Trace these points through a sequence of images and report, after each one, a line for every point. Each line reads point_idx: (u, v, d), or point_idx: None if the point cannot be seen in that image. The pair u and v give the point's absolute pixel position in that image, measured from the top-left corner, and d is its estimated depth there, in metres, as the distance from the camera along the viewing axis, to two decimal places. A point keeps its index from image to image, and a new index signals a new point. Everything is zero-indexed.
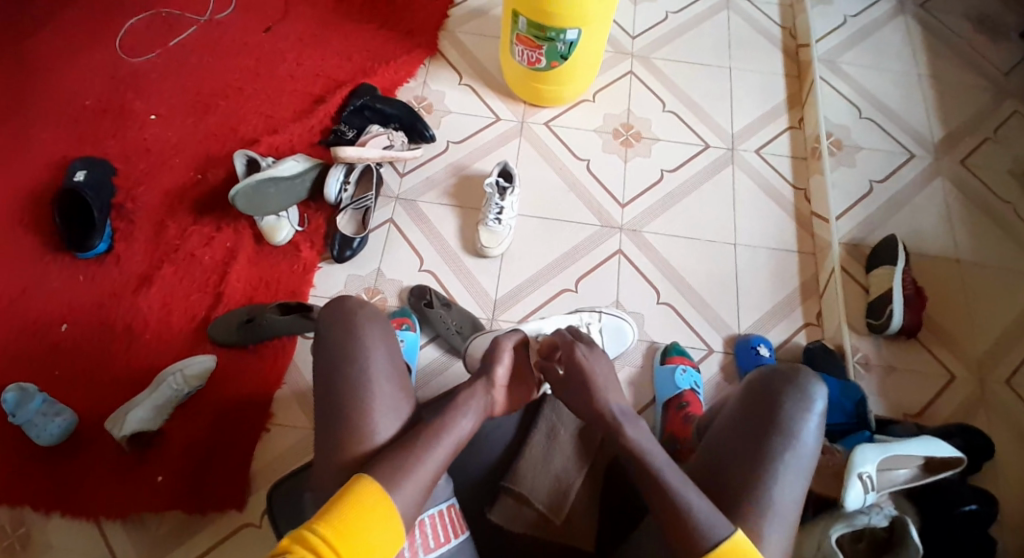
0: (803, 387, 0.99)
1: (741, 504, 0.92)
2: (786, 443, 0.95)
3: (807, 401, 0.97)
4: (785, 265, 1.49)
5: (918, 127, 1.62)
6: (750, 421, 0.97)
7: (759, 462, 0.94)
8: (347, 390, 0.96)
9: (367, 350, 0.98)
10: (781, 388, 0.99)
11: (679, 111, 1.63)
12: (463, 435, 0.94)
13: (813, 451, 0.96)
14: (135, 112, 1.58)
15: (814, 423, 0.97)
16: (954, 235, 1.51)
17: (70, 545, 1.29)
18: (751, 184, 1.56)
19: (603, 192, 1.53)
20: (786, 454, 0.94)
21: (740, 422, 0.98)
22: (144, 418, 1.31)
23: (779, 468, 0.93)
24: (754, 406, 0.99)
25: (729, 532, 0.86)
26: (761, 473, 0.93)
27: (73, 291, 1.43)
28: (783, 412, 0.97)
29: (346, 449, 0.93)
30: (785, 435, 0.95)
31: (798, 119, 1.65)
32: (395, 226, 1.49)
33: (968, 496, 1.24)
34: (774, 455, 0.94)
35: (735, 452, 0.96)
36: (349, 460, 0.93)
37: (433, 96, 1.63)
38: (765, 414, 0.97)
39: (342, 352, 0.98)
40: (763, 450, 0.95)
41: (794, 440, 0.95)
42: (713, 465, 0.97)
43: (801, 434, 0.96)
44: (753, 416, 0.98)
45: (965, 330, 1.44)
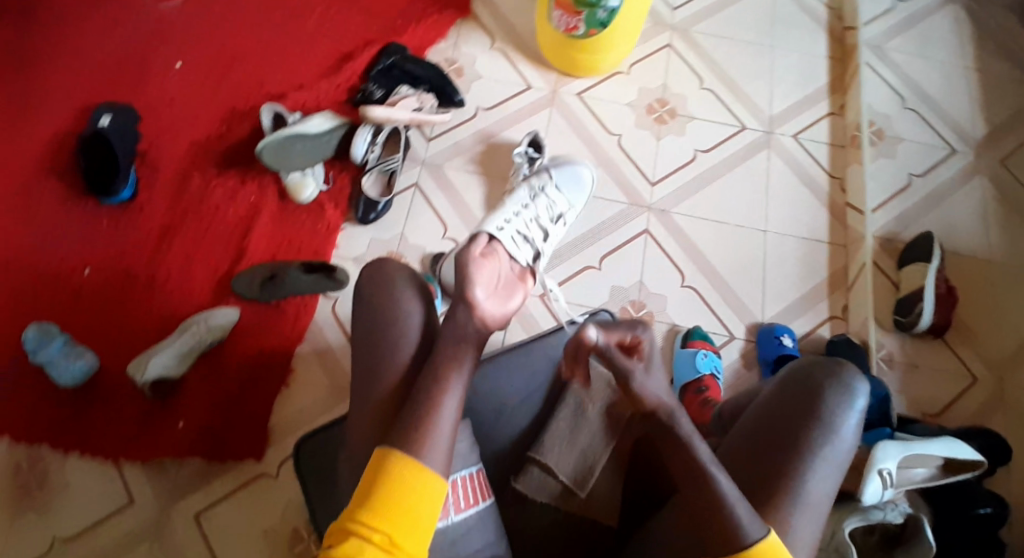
0: (847, 381, 0.97)
1: (774, 496, 0.91)
2: (826, 438, 0.93)
3: (850, 397, 0.96)
4: (814, 255, 1.47)
5: (961, 121, 1.57)
6: (789, 413, 0.96)
7: (796, 455, 0.93)
8: (377, 356, 0.98)
9: (401, 313, 1.00)
10: (823, 381, 0.97)
11: (717, 89, 1.59)
12: (466, 382, 0.92)
13: (851, 447, 0.94)
14: (162, 61, 1.56)
15: (854, 420, 0.95)
16: (989, 234, 1.47)
17: (88, 486, 1.30)
18: (786, 170, 1.52)
19: (634, 169, 1.50)
20: (824, 449, 0.93)
21: (779, 412, 0.97)
22: (166, 364, 1.30)
23: (817, 462, 0.92)
24: (794, 395, 0.97)
25: (761, 534, 0.83)
26: (798, 466, 0.92)
27: (96, 237, 1.43)
28: (823, 404, 0.95)
29: (372, 409, 0.95)
30: (825, 429, 0.94)
31: (839, 106, 1.60)
32: (421, 192, 1.47)
33: (983, 497, 1.24)
34: (811, 448, 0.93)
35: (771, 441, 0.95)
36: (372, 422, 0.94)
37: (464, 59, 1.59)
38: (805, 405, 0.96)
39: (383, 311, 1.00)
40: (802, 443, 0.93)
41: (833, 435, 0.94)
42: (749, 455, 0.95)
43: (841, 430, 0.94)
44: (792, 405, 0.96)
45: (993, 332, 1.41)
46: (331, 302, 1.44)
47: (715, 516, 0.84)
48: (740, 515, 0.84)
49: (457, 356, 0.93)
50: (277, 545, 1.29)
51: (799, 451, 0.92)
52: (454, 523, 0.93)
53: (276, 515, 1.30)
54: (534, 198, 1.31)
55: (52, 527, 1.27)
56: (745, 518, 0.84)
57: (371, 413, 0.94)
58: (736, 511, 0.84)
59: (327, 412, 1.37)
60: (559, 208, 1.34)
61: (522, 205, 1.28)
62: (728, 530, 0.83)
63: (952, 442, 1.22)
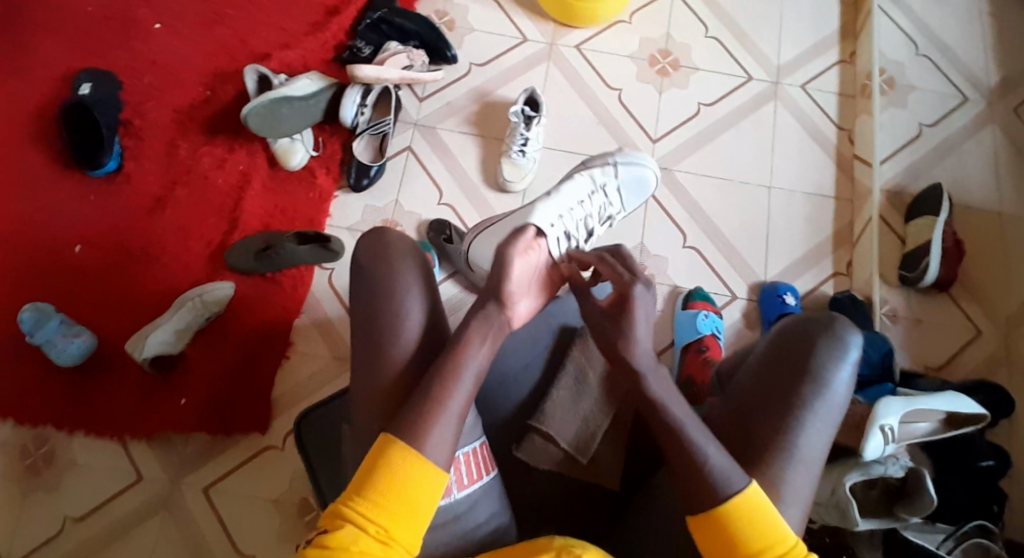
0: (839, 333, 0.94)
1: (767, 453, 0.88)
2: (817, 392, 0.91)
3: (841, 348, 0.93)
4: (820, 211, 1.43)
5: (976, 67, 1.50)
6: (779, 369, 0.93)
7: (787, 411, 0.90)
8: (376, 344, 0.94)
9: (399, 296, 0.96)
10: (813, 334, 0.94)
11: (722, 37, 1.51)
12: (479, 369, 0.91)
13: (843, 399, 0.92)
14: (140, 21, 1.49)
15: (846, 372, 0.92)
16: (1000, 185, 1.43)
17: (97, 464, 1.32)
18: (793, 122, 1.47)
19: (635, 125, 1.45)
20: (815, 403, 0.90)
21: (769, 370, 0.94)
22: (164, 341, 1.30)
23: (807, 417, 0.90)
24: (784, 350, 0.94)
25: (743, 486, 0.82)
26: (789, 423, 0.89)
27: (85, 212, 1.40)
28: (814, 356, 0.92)
29: (375, 397, 0.93)
30: (815, 384, 0.91)
31: (850, 52, 1.53)
32: (414, 154, 1.43)
33: (985, 451, 1.26)
34: (801, 402, 0.90)
35: (762, 399, 0.92)
36: (373, 408, 0.93)
37: (455, 11, 1.51)
38: (795, 359, 0.93)
39: (380, 293, 0.96)
40: (792, 399, 0.91)
41: (824, 389, 0.91)
42: (740, 414, 0.93)
43: (832, 383, 0.92)
44: (782, 360, 0.94)
45: (1000, 286, 1.39)
46: (328, 272, 1.42)
47: (702, 477, 0.82)
48: (721, 470, 0.82)
49: (465, 348, 0.91)
50: (285, 514, 1.31)
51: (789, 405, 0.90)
52: (458, 500, 0.93)
53: (283, 484, 1.33)
54: (592, 195, 1.21)
55: (63, 505, 1.30)
56: (727, 471, 0.82)
57: (373, 403, 0.93)
58: (720, 468, 0.82)
59: (332, 382, 1.38)
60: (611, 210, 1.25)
61: (578, 200, 1.18)
62: (712, 486, 0.82)
63: (954, 396, 1.22)
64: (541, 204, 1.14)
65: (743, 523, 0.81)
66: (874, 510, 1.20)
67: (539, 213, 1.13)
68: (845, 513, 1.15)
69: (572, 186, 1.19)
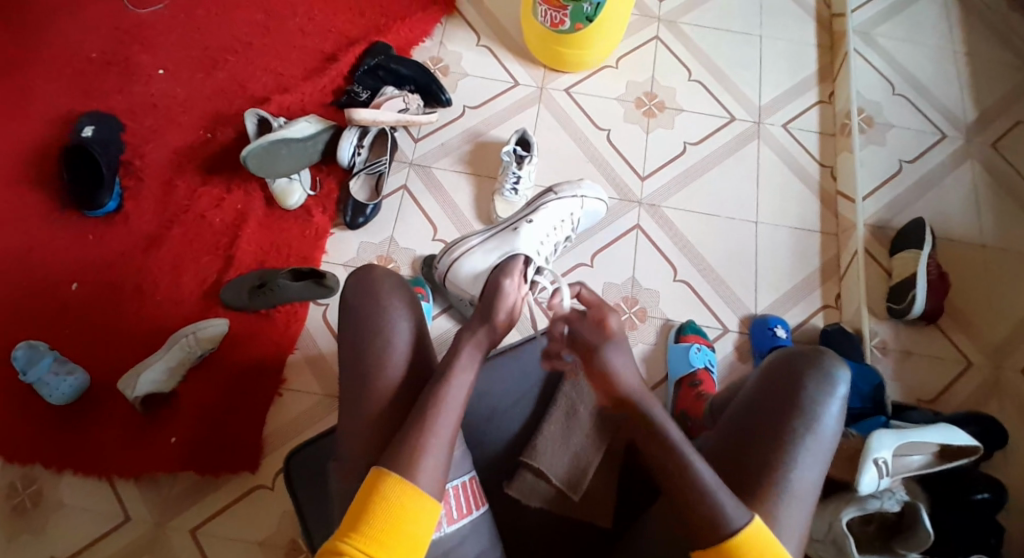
0: (827, 369, 0.95)
1: (758, 484, 0.89)
2: (806, 427, 0.91)
3: (830, 385, 0.94)
4: (807, 245, 1.46)
5: (951, 106, 1.56)
6: (769, 403, 0.94)
7: (776, 445, 0.91)
8: (369, 362, 0.95)
9: (385, 323, 0.97)
10: (803, 369, 0.95)
11: (705, 80, 1.58)
12: (463, 397, 0.91)
13: (834, 435, 0.92)
14: (143, 67, 1.54)
15: (836, 407, 0.93)
16: (980, 218, 1.47)
17: (83, 503, 1.30)
18: (776, 160, 1.52)
19: (624, 163, 1.49)
20: (804, 438, 0.91)
21: (759, 404, 0.95)
22: (155, 380, 1.30)
23: (797, 451, 0.90)
24: (774, 386, 0.95)
25: (744, 520, 0.83)
26: (778, 455, 0.90)
27: (82, 250, 1.41)
28: (804, 392, 0.93)
29: (366, 413, 0.93)
30: (804, 418, 0.92)
31: (829, 93, 1.59)
32: (409, 193, 1.46)
33: (981, 483, 1.25)
34: (792, 438, 0.91)
35: (753, 436, 0.92)
36: (366, 428, 0.93)
37: (449, 58, 1.57)
38: (785, 394, 0.94)
39: (371, 324, 0.97)
40: (782, 433, 0.91)
41: (814, 424, 0.91)
42: (732, 447, 0.94)
43: (821, 418, 0.92)
44: (772, 395, 0.94)
45: (986, 317, 1.41)
46: (323, 309, 1.44)
47: (710, 513, 0.83)
48: (723, 503, 0.83)
49: (450, 376, 0.91)
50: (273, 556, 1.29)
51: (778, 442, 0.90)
52: (447, 534, 0.92)
53: (272, 525, 1.31)
54: (565, 221, 1.31)
55: (49, 545, 1.27)
56: (730, 506, 0.83)
57: (365, 421, 0.93)
58: (722, 501, 0.83)
59: (321, 421, 1.36)
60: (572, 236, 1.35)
61: (553, 227, 1.29)
62: (716, 521, 0.83)
63: (947, 429, 1.23)
64: (524, 231, 1.25)
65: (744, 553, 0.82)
66: (874, 547, 1.20)
67: (523, 240, 1.24)
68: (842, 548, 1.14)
69: (546, 214, 1.29)
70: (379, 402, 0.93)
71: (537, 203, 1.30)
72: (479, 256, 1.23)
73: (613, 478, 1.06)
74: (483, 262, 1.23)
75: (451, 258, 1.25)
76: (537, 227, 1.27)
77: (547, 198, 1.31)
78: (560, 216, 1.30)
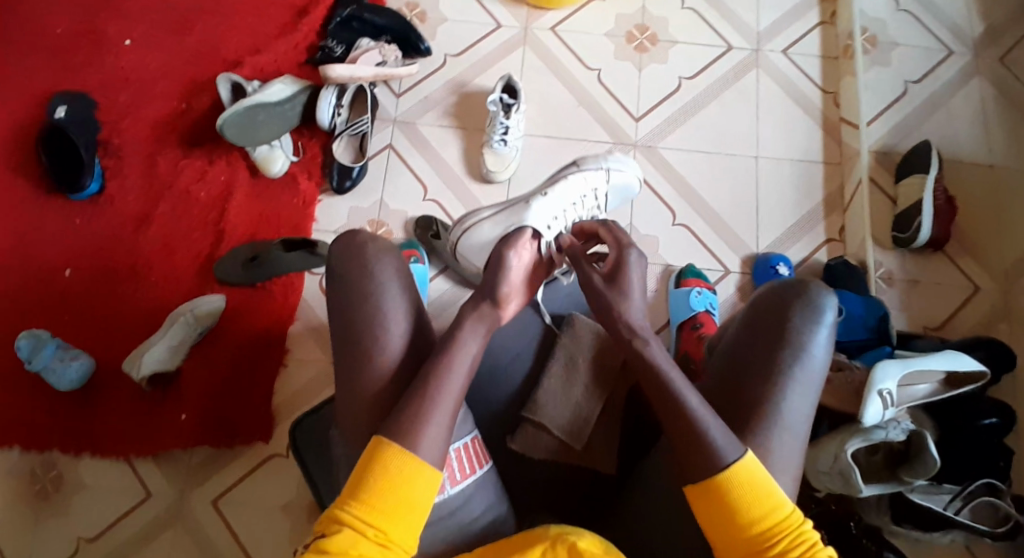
0: (815, 296, 0.93)
1: (749, 422, 0.88)
2: (794, 357, 0.90)
3: (816, 311, 0.91)
4: (809, 178, 1.41)
5: (959, 18, 1.48)
6: (756, 336, 0.92)
7: (765, 378, 0.90)
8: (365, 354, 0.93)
9: (375, 310, 0.94)
10: (789, 299, 0.93)
11: (700, 8, 1.49)
12: (473, 361, 0.91)
13: (823, 363, 0.91)
14: (109, 37, 1.47)
15: (824, 335, 0.91)
16: (990, 137, 1.40)
17: (106, 483, 1.33)
18: (777, 89, 1.45)
19: (616, 104, 1.42)
20: (793, 369, 0.90)
21: (747, 337, 0.93)
22: (160, 358, 1.30)
23: (787, 385, 0.89)
24: (758, 317, 0.94)
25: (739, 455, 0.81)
26: (768, 391, 0.89)
27: (71, 235, 1.39)
28: (791, 323, 0.91)
29: (365, 397, 0.92)
30: (792, 349, 0.90)
31: (831, 13, 1.50)
32: (395, 152, 1.41)
33: (989, 408, 1.26)
34: (780, 371, 0.89)
35: (743, 373, 0.92)
36: (367, 423, 0.92)
37: (426, 2, 1.48)
38: (771, 324, 0.92)
39: (361, 315, 0.93)
40: (770, 366, 0.90)
41: (802, 354, 0.90)
42: (725, 389, 0.93)
43: (809, 347, 0.90)
44: (758, 326, 0.93)
45: (995, 239, 1.37)
46: (318, 277, 1.42)
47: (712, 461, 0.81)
48: (715, 439, 0.82)
49: (458, 341, 0.91)
50: (296, 519, 1.32)
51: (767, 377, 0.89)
52: (451, 496, 0.92)
53: (291, 490, 1.34)
54: (582, 198, 1.23)
55: (76, 525, 1.31)
56: (722, 441, 0.82)
57: (367, 417, 0.92)
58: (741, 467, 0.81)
59: (327, 390, 1.38)
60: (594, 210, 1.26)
61: (571, 202, 1.21)
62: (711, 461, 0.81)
63: (952, 354, 1.23)
64: (535, 204, 1.18)
65: (736, 488, 0.80)
66: (880, 474, 1.23)
67: (534, 214, 1.17)
68: (848, 479, 1.16)
69: (564, 188, 1.21)
70: (379, 389, 0.92)
71: (557, 176, 1.22)
72: (489, 226, 1.20)
73: (615, 431, 1.07)
74: (491, 232, 1.21)
75: (463, 226, 1.24)
76: (551, 199, 1.20)
77: (568, 170, 1.23)
78: (575, 188, 1.22)
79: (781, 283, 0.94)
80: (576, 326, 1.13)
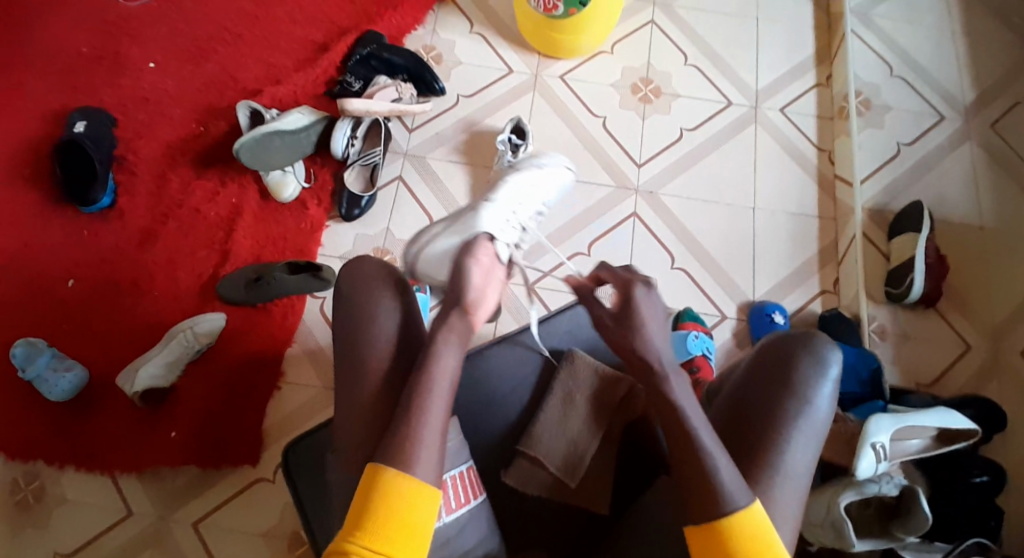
0: (820, 351, 0.94)
1: (751, 457, 0.89)
2: (797, 408, 0.91)
3: (821, 365, 0.93)
4: (804, 231, 1.46)
5: (949, 87, 1.55)
6: (759, 387, 0.93)
7: (767, 426, 0.90)
8: (364, 357, 0.95)
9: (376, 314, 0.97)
10: (795, 351, 0.94)
11: (702, 65, 1.56)
12: (452, 379, 0.88)
13: (825, 417, 0.92)
14: (134, 60, 1.53)
15: (827, 389, 0.92)
16: (979, 200, 1.46)
17: (88, 498, 1.31)
18: (774, 144, 1.51)
19: (619, 151, 1.48)
20: (797, 419, 0.90)
21: (750, 385, 0.94)
22: (154, 375, 1.30)
23: (790, 434, 0.89)
24: (763, 366, 0.95)
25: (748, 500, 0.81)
26: (771, 436, 0.89)
27: (78, 246, 1.41)
28: (796, 374, 0.93)
29: (362, 400, 0.92)
30: (797, 400, 0.91)
31: (826, 76, 1.57)
32: (404, 184, 1.45)
33: (980, 466, 1.26)
34: (784, 420, 0.90)
35: (746, 420, 0.92)
36: (361, 426, 0.92)
37: (443, 46, 1.56)
38: (776, 374, 0.93)
39: (360, 323, 0.97)
40: (774, 413, 0.91)
41: (806, 406, 0.91)
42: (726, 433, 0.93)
43: (813, 399, 0.92)
44: (763, 375, 0.94)
45: (985, 298, 1.40)
46: (320, 301, 1.44)
47: (715, 481, 0.81)
48: (726, 481, 0.81)
49: (434, 360, 0.88)
50: (277, 548, 1.30)
51: (771, 424, 0.90)
52: (446, 524, 0.91)
53: (274, 517, 1.31)
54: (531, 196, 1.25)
55: (53, 540, 1.28)
56: (731, 485, 0.80)
57: (361, 421, 0.92)
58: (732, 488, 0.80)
59: (319, 415, 1.37)
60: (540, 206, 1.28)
61: (521, 200, 1.21)
62: (719, 485, 0.81)
63: (942, 411, 1.22)
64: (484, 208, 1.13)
65: (744, 538, 0.79)
66: (873, 529, 1.20)
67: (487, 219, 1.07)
68: (841, 532, 1.13)
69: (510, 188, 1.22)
70: (375, 390, 0.93)
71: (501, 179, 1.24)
72: (444, 239, 1.09)
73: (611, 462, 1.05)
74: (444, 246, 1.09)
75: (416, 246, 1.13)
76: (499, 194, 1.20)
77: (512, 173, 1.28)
78: (527, 188, 1.25)
79: (789, 336, 0.96)
80: (576, 361, 1.11)
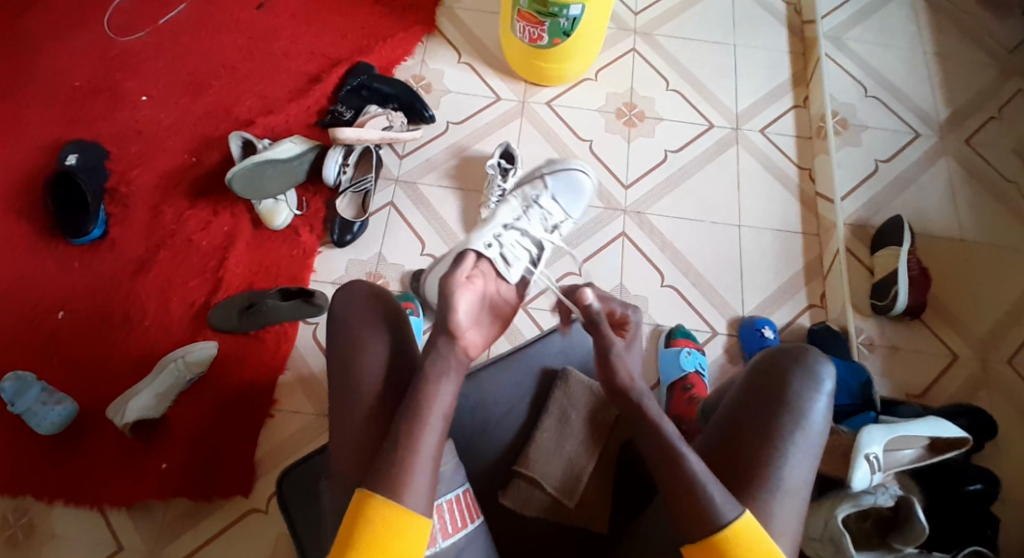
0: (811, 366, 0.95)
1: (752, 467, 0.89)
2: (794, 423, 0.91)
3: (815, 381, 0.94)
4: (790, 246, 1.49)
5: (924, 106, 1.61)
6: (754, 405, 0.93)
7: (765, 440, 0.90)
8: (356, 371, 0.93)
9: (371, 338, 0.95)
10: (788, 367, 0.95)
11: (683, 89, 1.61)
12: (446, 410, 0.87)
13: (821, 431, 0.92)
14: (127, 93, 1.55)
15: (822, 403, 0.93)
16: (958, 215, 1.50)
17: (76, 533, 1.28)
18: (756, 164, 1.55)
19: (607, 173, 1.52)
20: (794, 434, 0.91)
21: (745, 403, 0.94)
22: (145, 405, 1.28)
23: (787, 448, 0.90)
24: (759, 383, 0.95)
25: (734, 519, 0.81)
26: (769, 452, 0.90)
27: (70, 277, 1.41)
28: (790, 389, 0.93)
29: (358, 413, 0.91)
30: (792, 416, 0.92)
31: (804, 98, 1.63)
32: (396, 209, 1.48)
33: (973, 474, 1.25)
34: (780, 435, 0.91)
35: (743, 437, 0.92)
36: (356, 440, 0.90)
37: (432, 75, 1.60)
38: (771, 392, 0.94)
39: (359, 344, 0.95)
40: (772, 431, 0.91)
41: (802, 421, 0.91)
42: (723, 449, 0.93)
43: (809, 414, 0.92)
44: (757, 393, 0.94)
45: (969, 310, 1.43)
46: (312, 327, 1.43)
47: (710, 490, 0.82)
48: (714, 499, 0.82)
49: (425, 390, 0.87)
50: None
51: (767, 441, 0.90)
52: (444, 549, 0.88)
53: (267, 549, 1.29)
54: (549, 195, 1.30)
55: None
56: (720, 500, 0.82)
57: (356, 434, 0.91)
58: (713, 499, 0.82)
59: (312, 443, 1.35)
60: (554, 219, 1.27)
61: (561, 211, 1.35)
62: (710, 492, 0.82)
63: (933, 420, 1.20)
64: None
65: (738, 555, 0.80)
66: (871, 543, 1.19)
67: None
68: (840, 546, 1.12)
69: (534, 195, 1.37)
70: (370, 398, 0.92)
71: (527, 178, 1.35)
72: None
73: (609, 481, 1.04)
74: None
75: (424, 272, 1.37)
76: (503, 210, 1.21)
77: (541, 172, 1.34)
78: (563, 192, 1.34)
79: (782, 358, 0.96)
80: (570, 379, 1.10)
